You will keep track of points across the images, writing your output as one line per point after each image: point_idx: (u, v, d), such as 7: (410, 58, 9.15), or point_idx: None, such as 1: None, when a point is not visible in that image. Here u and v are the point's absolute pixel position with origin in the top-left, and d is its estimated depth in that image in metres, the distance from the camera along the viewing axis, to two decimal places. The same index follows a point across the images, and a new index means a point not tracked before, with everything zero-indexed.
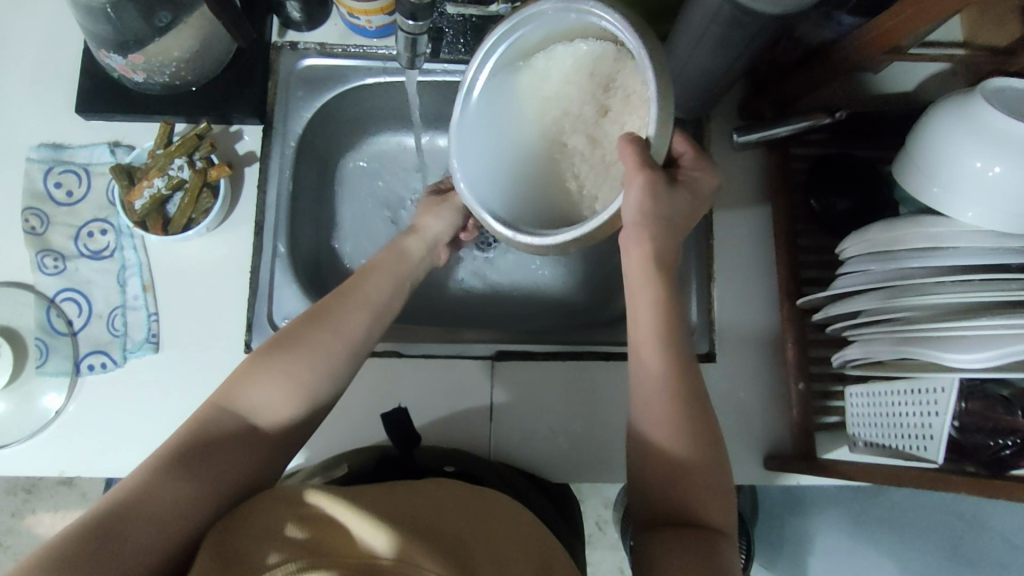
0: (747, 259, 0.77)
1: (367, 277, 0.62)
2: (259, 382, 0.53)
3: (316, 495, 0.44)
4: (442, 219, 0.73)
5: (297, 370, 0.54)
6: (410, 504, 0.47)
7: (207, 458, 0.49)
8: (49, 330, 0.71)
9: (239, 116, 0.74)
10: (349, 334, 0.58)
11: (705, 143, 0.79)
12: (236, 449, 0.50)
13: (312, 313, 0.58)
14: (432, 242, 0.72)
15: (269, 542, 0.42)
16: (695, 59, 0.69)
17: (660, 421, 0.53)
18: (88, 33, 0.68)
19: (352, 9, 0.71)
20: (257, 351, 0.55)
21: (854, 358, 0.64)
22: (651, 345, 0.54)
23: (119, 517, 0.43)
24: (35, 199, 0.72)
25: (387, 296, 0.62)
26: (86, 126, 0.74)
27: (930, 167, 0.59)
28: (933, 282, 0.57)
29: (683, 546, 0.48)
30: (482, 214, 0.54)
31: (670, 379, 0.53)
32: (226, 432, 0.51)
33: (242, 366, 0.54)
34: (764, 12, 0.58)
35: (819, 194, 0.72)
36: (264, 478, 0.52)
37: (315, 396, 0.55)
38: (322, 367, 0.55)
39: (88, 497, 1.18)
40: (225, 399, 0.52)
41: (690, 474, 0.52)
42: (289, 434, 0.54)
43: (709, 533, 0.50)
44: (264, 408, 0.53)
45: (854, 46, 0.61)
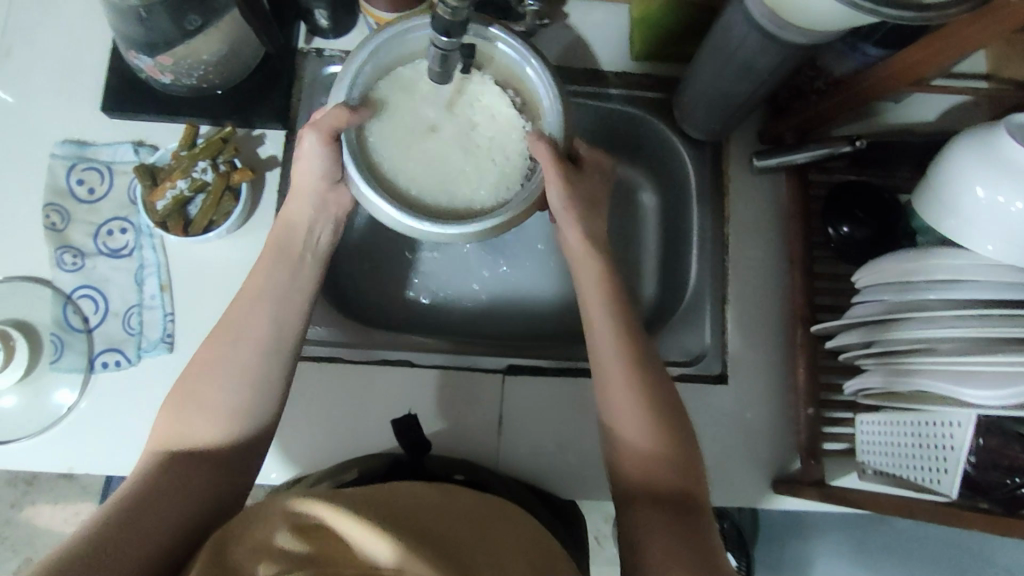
0: (764, 280, 0.76)
1: (261, 267, 0.59)
2: (188, 417, 0.52)
3: (310, 503, 0.44)
4: (303, 176, 0.61)
5: (209, 395, 0.53)
6: (403, 509, 0.47)
7: (162, 493, 0.48)
8: (64, 326, 0.71)
9: (261, 122, 0.74)
10: (253, 338, 0.55)
11: (724, 168, 0.78)
12: (192, 473, 0.50)
13: (215, 329, 0.56)
14: (315, 201, 0.62)
15: (263, 554, 0.41)
16: (718, 80, 0.68)
17: (625, 414, 0.54)
18: (118, 33, 0.67)
19: (382, 19, 0.72)
20: (177, 383, 0.54)
21: (868, 388, 0.64)
22: (606, 333, 0.57)
23: (79, 558, 0.42)
24: (57, 195, 0.73)
25: (289, 288, 0.59)
26: (110, 125, 0.75)
27: (951, 201, 0.59)
28: (950, 316, 0.57)
29: (662, 532, 0.49)
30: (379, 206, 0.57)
31: (628, 365, 0.56)
32: (177, 462, 0.50)
33: (171, 399, 0.53)
34: (795, 42, 0.58)
35: (834, 219, 0.72)
36: (226, 500, 0.51)
37: (242, 410, 0.53)
38: (231, 377, 0.53)
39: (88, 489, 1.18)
40: (164, 437, 0.52)
41: (648, 460, 0.53)
42: (242, 451, 0.53)
43: (691, 516, 0.50)
44: (203, 434, 0.52)
45: (879, 77, 0.62)
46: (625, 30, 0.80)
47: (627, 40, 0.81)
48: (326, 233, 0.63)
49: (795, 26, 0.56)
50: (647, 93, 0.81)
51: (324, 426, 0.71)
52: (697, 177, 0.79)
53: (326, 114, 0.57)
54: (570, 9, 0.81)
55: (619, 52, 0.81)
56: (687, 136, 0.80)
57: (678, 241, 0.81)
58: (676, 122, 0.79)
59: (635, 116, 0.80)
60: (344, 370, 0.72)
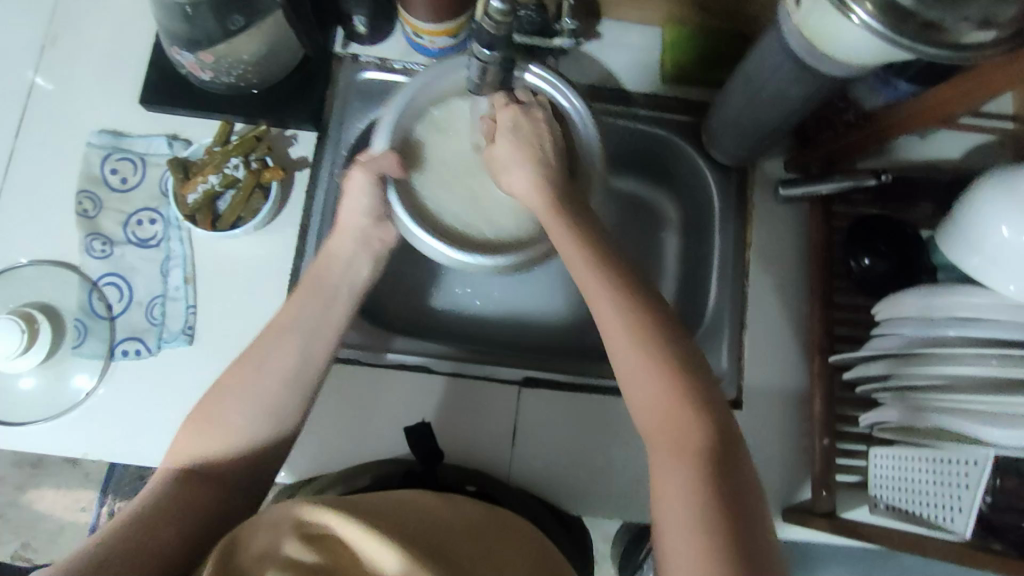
0: (783, 308, 0.76)
1: (295, 300, 0.59)
2: (203, 441, 0.53)
3: (318, 511, 0.43)
4: (348, 215, 0.63)
5: (225, 420, 0.53)
6: (414, 523, 0.46)
7: (168, 511, 0.48)
8: (89, 312, 0.72)
9: (294, 122, 0.75)
10: (279, 367, 0.55)
11: (749, 195, 0.79)
12: (199, 492, 0.51)
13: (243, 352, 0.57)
14: (359, 236, 0.63)
15: (273, 564, 0.41)
16: (748, 107, 0.69)
17: (631, 362, 0.52)
18: (163, 29, 0.69)
19: (418, 29, 0.73)
20: (196, 406, 0.54)
21: (883, 421, 0.64)
22: (595, 285, 0.54)
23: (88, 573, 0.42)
24: (91, 183, 0.75)
25: (319, 320, 0.59)
26: (147, 117, 0.76)
27: (974, 238, 0.60)
28: (971, 355, 0.57)
29: (685, 475, 0.47)
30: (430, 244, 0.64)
31: (628, 308, 0.53)
32: (188, 482, 0.51)
33: (190, 421, 0.54)
34: (831, 74, 0.59)
35: (856, 251, 0.73)
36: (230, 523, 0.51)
37: (254, 439, 0.54)
38: (250, 407, 0.54)
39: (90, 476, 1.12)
40: (176, 458, 0.52)
41: (664, 401, 0.50)
42: (247, 476, 0.54)
43: (724, 452, 0.48)
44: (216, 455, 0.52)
45: (909, 112, 0.62)
46: (656, 53, 0.82)
47: (658, 62, 0.82)
48: (363, 273, 0.63)
49: (829, 57, 0.56)
50: (676, 117, 0.81)
51: (337, 429, 0.71)
52: (721, 202, 0.80)
53: (380, 156, 0.63)
54: (603, 29, 0.82)
55: (649, 74, 0.82)
56: (714, 160, 0.80)
57: (699, 265, 0.82)
58: (704, 147, 0.80)
59: (662, 137, 0.81)
60: (361, 373, 0.72)
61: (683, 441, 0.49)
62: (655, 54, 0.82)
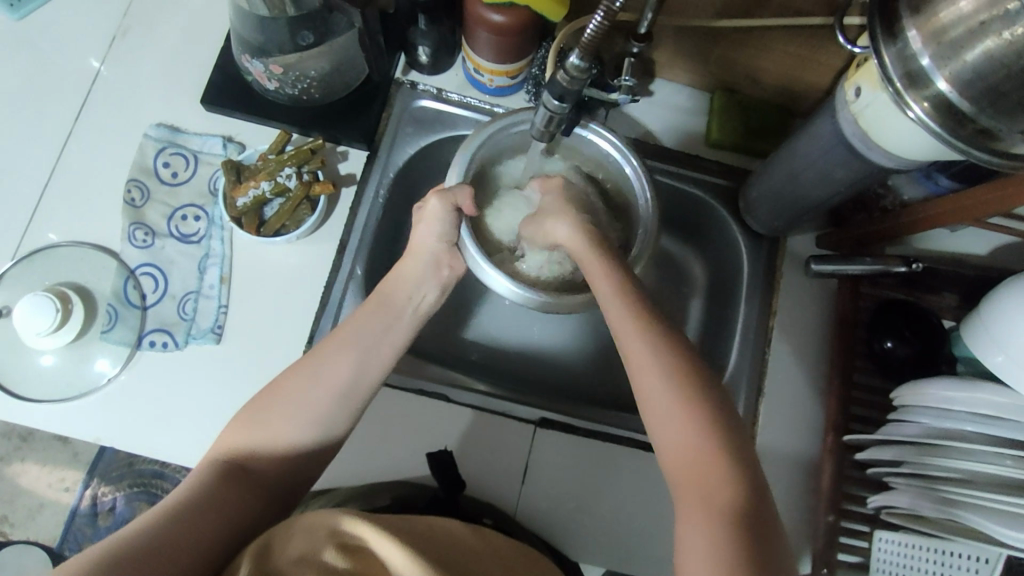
0: (801, 379, 0.77)
1: (359, 318, 0.63)
2: (250, 440, 0.57)
3: (355, 523, 0.51)
4: (421, 236, 0.67)
5: (276, 426, 0.57)
6: (435, 539, 0.54)
7: (215, 503, 0.53)
8: (122, 299, 0.73)
9: (347, 140, 0.77)
10: (329, 384, 0.59)
11: (778, 266, 0.81)
12: (236, 489, 0.55)
13: (299, 363, 0.61)
14: (430, 259, 0.68)
15: (310, 567, 0.49)
16: (793, 184, 0.71)
17: (671, 424, 0.53)
18: (237, 38, 0.71)
19: (480, 66, 0.76)
20: (250, 405, 0.59)
21: (892, 506, 0.65)
22: (638, 343, 0.55)
23: (141, 556, 0.47)
24: (142, 174, 0.76)
25: (377, 342, 0.63)
26: (206, 117, 0.78)
27: (1001, 336, 0.61)
28: (992, 453, 0.58)
29: (715, 540, 0.48)
30: (487, 277, 0.66)
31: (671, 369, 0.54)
32: (234, 476, 0.56)
33: (241, 419, 0.58)
34: (881, 164, 0.60)
35: (878, 333, 0.74)
36: (265, 519, 0.56)
37: (296, 446, 0.58)
38: (301, 417, 0.58)
39: (79, 456, 1.08)
40: (226, 451, 0.57)
41: (700, 464, 0.51)
42: (286, 478, 0.58)
43: (759, 518, 0.49)
44: (262, 455, 0.57)
45: (946, 208, 0.64)
46: (703, 117, 0.84)
47: (703, 126, 0.84)
48: (429, 297, 0.68)
49: (881, 148, 0.58)
50: (714, 180, 0.83)
51: (349, 445, 0.71)
52: (750, 269, 0.81)
53: (457, 190, 0.66)
54: (654, 87, 0.85)
55: (694, 135, 0.84)
56: (749, 228, 0.82)
57: (722, 329, 0.83)
58: (740, 214, 0.82)
59: (699, 197, 0.83)
60: (381, 393, 0.73)
61: (714, 504, 0.49)
62: (701, 117, 0.84)
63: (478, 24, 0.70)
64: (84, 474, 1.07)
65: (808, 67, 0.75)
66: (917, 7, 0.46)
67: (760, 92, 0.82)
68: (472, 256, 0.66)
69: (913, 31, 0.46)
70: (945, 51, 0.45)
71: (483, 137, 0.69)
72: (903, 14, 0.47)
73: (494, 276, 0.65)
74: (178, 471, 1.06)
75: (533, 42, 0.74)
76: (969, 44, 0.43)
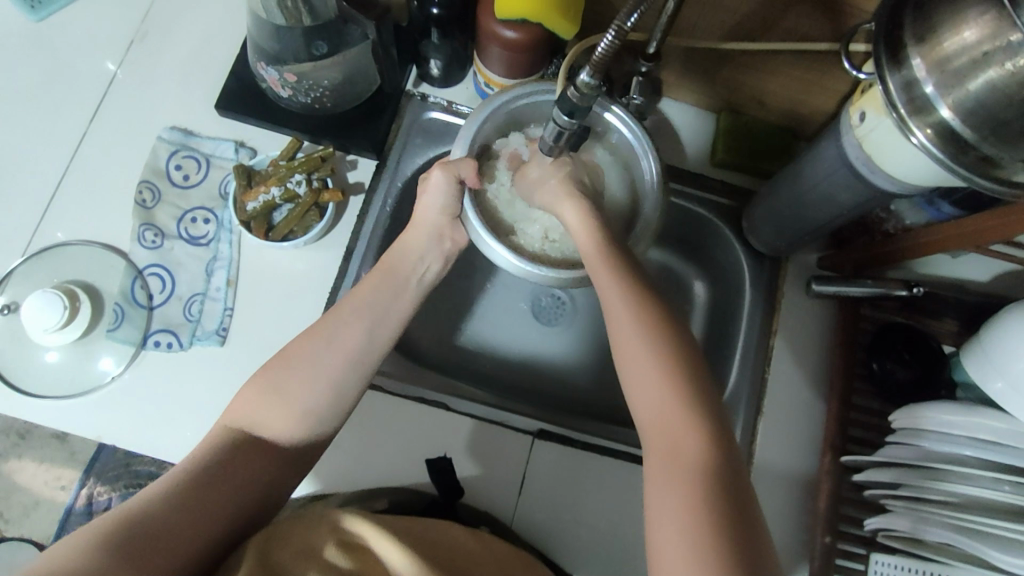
0: (800, 398, 0.77)
1: (367, 287, 0.65)
2: (266, 406, 0.58)
3: (355, 522, 0.52)
4: (424, 210, 0.68)
5: (293, 390, 0.58)
6: (431, 543, 0.55)
7: (220, 478, 0.54)
8: (129, 299, 0.74)
9: (357, 149, 0.78)
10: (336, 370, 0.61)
11: (780, 286, 0.81)
12: (243, 464, 0.56)
13: (305, 335, 0.61)
14: (432, 232, 0.69)
15: (310, 563, 0.50)
16: (797, 205, 0.72)
17: (659, 407, 0.52)
18: (253, 46, 0.73)
19: (491, 81, 0.77)
20: (266, 370, 0.60)
21: (889, 528, 0.65)
22: (627, 326, 0.55)
23: (149, 529, 0.49)
24: (154, 175, 0.77)
25: (387, 310, 0.64)
26: (219, 122, 0.79)
27: (999, 361, 0.61)
28: (989, 477, 0.59)
29: (690, 517, 0.47)
30: (490, 246, 0.65)
31: (660, 353, 0.53)
32: (250, 445, 0.57)
33: (256, 385, 0.59)
34: (885, 188, 0.61)
35: (878, 356, 0.74)
36: (283, 487, 0.58)
37: (311, 414, 0.59)
38: (317, 381, 0.59)
39: (76, 455, 1.07)
40: (234, 422, 0.58)
41: (683, 443, 0.50)
42: (305, 449, 0.59)
43: (747, 502, 0.49)
44: (278, 422, 0.58)
45: (947, 233, 0.65)
46: (709, 137, 0.85)
47: (709, 145, 0.85)
48: (433, 268, 0.70)
49: (885, 172, 0.59)
50: (718, 200, 0.84)
51: (349, 450, 0.72)
52: (752, 289, 0.82)
53: (459, 162, 0.66)
54: (662, 106, 0.86)
55: (700, 154, 0.85)
56: (752, 248, 0.83)
57: (723, 347, 0.84)
58: (740, 229, 0.83)
59: (703, 216, 0.84)
60: (382, 399, 0.73)
61: (691, 483, 0.48)
62: (708, 137, 0.85)
63: (491, 40, 0.71)
64: (80, 473, 1.06)
65: (813, 92, 0.77)
66: (922, 36, 0.47)
67: (766, 114, 0.83)
68: (475, 226, 0.66)
69: (917, 59, 0.47)
70: (949, 80, 0.46)
71: (488, 111, 0.69)
72: (908, 42, 0.48)
73: (497, 246, 0.65)
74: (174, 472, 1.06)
75: (544, 59, 0.75)
76: (972, 74, 0.44)
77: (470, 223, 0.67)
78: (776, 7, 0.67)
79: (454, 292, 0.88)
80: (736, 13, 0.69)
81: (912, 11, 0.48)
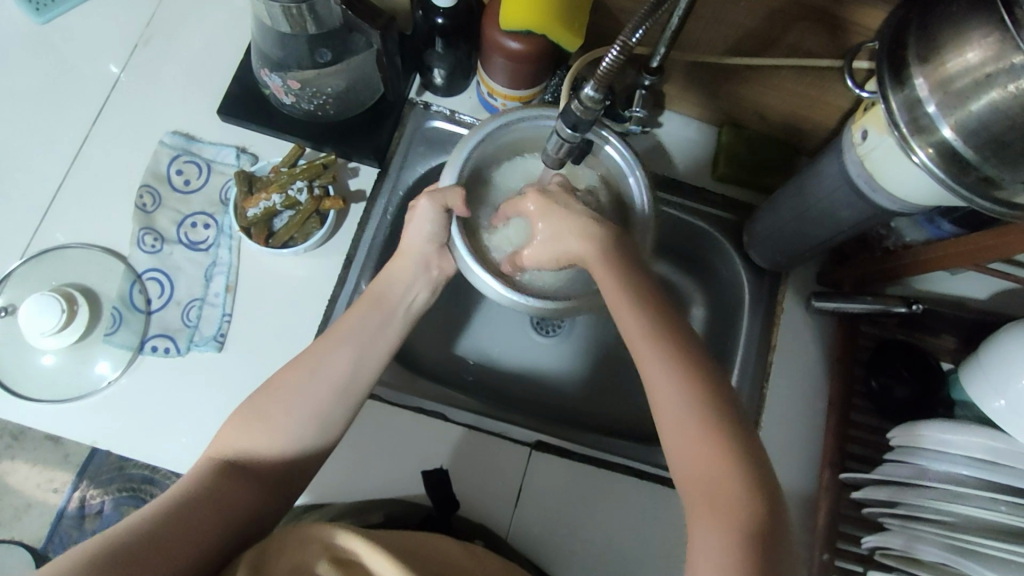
0: (799, 413, 0.77)
1: (357, 312, 0.65)
2: (250, 432, 0.59)
3: (349, 538, 0.51)
4: (411, 237, 0.67)
5: (287, 398, 0.60)
6: (424, 559, 0.55)
7: (218, 499, 0.55)
8: (127, 303, 0.73)
9: (358, 156, 0.78)
10: (330, 380, 0.61)
11: (779, 298, 0.82)
12: (241, 486, 0.56)
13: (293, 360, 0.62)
14: (421, 260, 0.68)
15: None
16: (796, 221, 0.72)
17: (671, 415, 0.53)
18: (257, 51, 0.73)
19: (495, 91, 0.77)
20: (248, 400, 0.60)
21: (886, 547, 0.65)
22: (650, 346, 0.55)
23: (138, 543, 0.49)
24: (155, 180, 0.77)
25: (374, 334, 0.65)
26: (221, 128, 0.79)
27: (999, 380, 0.61)
28: (986, 499, 0.59)
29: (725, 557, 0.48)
30: (483, 280, 0.63)
31: (673, 364, 0.54)
32: (227, 476, 0.56)
33: (240, 415, 0.60)
34: (886, 207, 0.61)
35: (878, 372, 0.74)
36: (264, 515, 0.58)
37: (295, 443, 0.59)
38: (301, 411, 0.60)
39: (71, 457, 1.07)
40: (223, 449, 0.58)
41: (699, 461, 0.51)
42: (285, 476, 0.59)
43: (758, 523, 0.49)
44: (260, 454, 0.58)
45: (944, 253, 0.65)
46: (710, 151, 0.86)
47: (709, 159, 0.85)
48: (420, 296, 0.69)
49: (886, 191, 0.59)
50: (719, 214, 0.84)
51: (346, 461, 0.71)
52: (751, 303, 0.83)
53: (448, 189, 0.63)
54: (664, 119, 0.86)
55: (702, 168, 0.85)
56: (752, 261, 0.83)
57: (722, 361, 0.84)
58: (743, 247, 0.83)
59: (703, 230, 0.85)
60: (377, 408, 0.73)
61: (715, 511, 0.49)
62: (709, 151, 0.85)
63: (494, 50, 0.71)
64: (74, 476, 1.06)
65: (814, 107, 0.77)
66: (925, 57, 0.47)
67: (767, 128, 0.83)
68: (467, 261, 0.64)
69: (920, 79, 0.47)
70: (952, 101, 0.46)
71: (477, 139, 0.66)
72: (911, 62, 0.48)
73: (490, 279, 0.63)
74: (169, 477, 1.05)
75: (547, 70, 0.75)
76: (975, 95, 0.44)
77: (461, 256, 0.64)
78: (778, 22, 0.67)
79: (452, 301, 0.88)
80: (739, 28, 0.69)
81: (915, 32, 0.48)
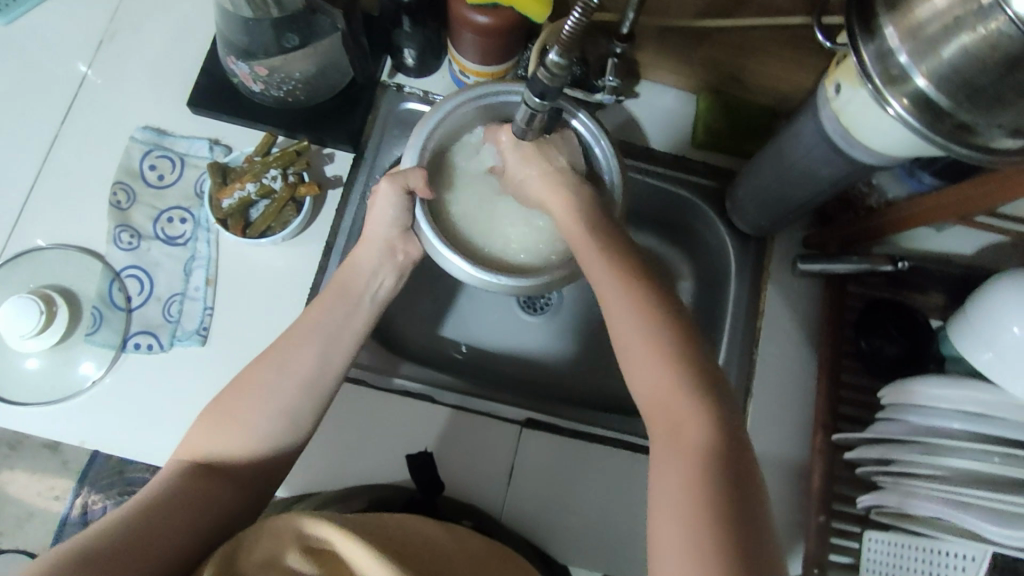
0: (789, 377, 0.76)
1: (323, 301, 0.64)
2: (222, 432, 0.58)
3: (317, 525, 0.51)
4: (375, 225, 0.66)
5: (267, 388, 0.59)
6: (401, 542, 0.54)
7: (194, 499, 0.54)
8: (107, 302, 0.73)
9: (333, 142, 0.77)
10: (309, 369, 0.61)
11: (765, 263, 0.81)
12: (217, 486, 0.56)
13: (264, 352, 0.61)
14: (382, 245, 0.67)
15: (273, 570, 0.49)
16: (775, 182, 0.71)
17: (647, 358, 0.53)
18: (223, 39, 0.71)
19: (467, 69, 0.76)
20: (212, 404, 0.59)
21: (882, 506, 0.64)
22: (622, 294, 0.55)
23: (115, 541, 0.49)
24: (128, 176, 0.76)
25: (354, 318, 0.64)
26: (192, 121, 0.78)
27: (985, 331, 0.61)
28: (976, 451, 0.58)
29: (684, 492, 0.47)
30: (450, 261, 0.62)
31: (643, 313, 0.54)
32: (203, 476, 0.56)
33: (214, 414, 0.59)
34: (864, 161, 0.60)
35: (866, 332, 0.73)
36: (237, 515, 0.57)
37: (268, 440, 0.59)
38: (282, 400, 0.59)
39: (67, 464, 1.07)
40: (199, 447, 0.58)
41: (682, 427, 0.50)
42: (262, 473, 0.59)
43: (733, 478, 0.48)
44: (233, 453, 0.58)
45: (925, 204, 0.64)
46: (689, 118, 0.85)
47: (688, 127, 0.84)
48: (385, 283, 0.68)
49: (863, 144, 0.58)
50: (700, 182, 0.84)
51: (335, 449, 0.71)
52: (738, 268, 0.82)
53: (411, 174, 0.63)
54: (641, 89, 0.85)
55: (681, 136, 0.84)
56: (735, 227, 0.83)
57: (711, 330, 0.83)
58: (726, 213, 0.82)
59: (686, 198, 0.84)
60: (364, 395, 0.73)
61: (687, 451, 0.49)
62: (688, 118, 0.84)
63: (462, 25, 0.70)
64: (73, 483, 1.06)
65: (790, 68, 0.76)
66: (893, 4, 0.46)
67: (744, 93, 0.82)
68: (433, 242, 0.63)
69: (889, 27, 0.46)
70: (921, 47, 0.45)
71: (436, 119, 0.64)
72: (881, 10, 0.47)
73: (456, 259, 0.62)
74: None
75: (517, 44, 0.74)
76: (944, 40, 0.43)
77: (427, 238, 0.64)
78: None
79: (437, 285, 0.88)
80: None
81: None
